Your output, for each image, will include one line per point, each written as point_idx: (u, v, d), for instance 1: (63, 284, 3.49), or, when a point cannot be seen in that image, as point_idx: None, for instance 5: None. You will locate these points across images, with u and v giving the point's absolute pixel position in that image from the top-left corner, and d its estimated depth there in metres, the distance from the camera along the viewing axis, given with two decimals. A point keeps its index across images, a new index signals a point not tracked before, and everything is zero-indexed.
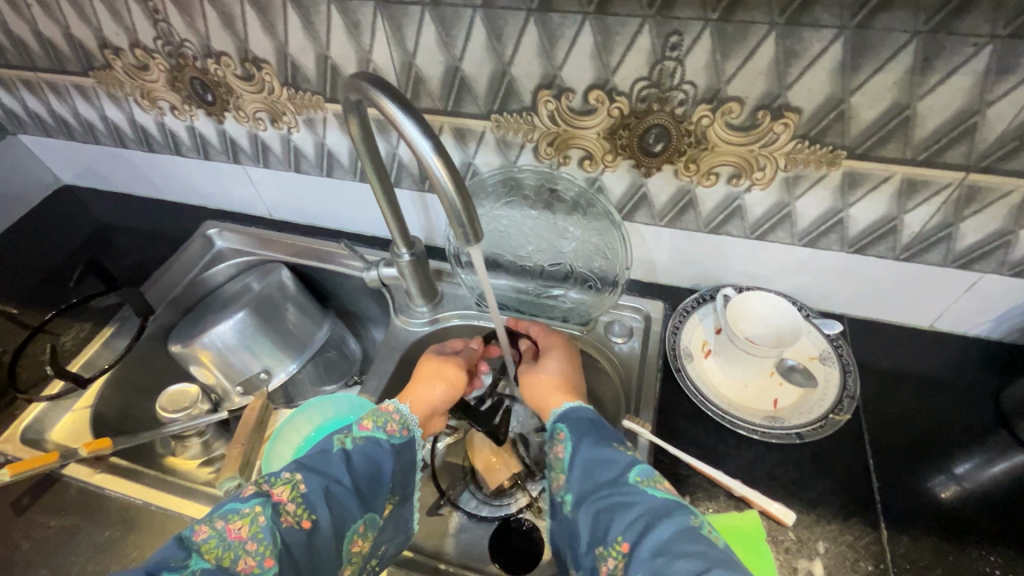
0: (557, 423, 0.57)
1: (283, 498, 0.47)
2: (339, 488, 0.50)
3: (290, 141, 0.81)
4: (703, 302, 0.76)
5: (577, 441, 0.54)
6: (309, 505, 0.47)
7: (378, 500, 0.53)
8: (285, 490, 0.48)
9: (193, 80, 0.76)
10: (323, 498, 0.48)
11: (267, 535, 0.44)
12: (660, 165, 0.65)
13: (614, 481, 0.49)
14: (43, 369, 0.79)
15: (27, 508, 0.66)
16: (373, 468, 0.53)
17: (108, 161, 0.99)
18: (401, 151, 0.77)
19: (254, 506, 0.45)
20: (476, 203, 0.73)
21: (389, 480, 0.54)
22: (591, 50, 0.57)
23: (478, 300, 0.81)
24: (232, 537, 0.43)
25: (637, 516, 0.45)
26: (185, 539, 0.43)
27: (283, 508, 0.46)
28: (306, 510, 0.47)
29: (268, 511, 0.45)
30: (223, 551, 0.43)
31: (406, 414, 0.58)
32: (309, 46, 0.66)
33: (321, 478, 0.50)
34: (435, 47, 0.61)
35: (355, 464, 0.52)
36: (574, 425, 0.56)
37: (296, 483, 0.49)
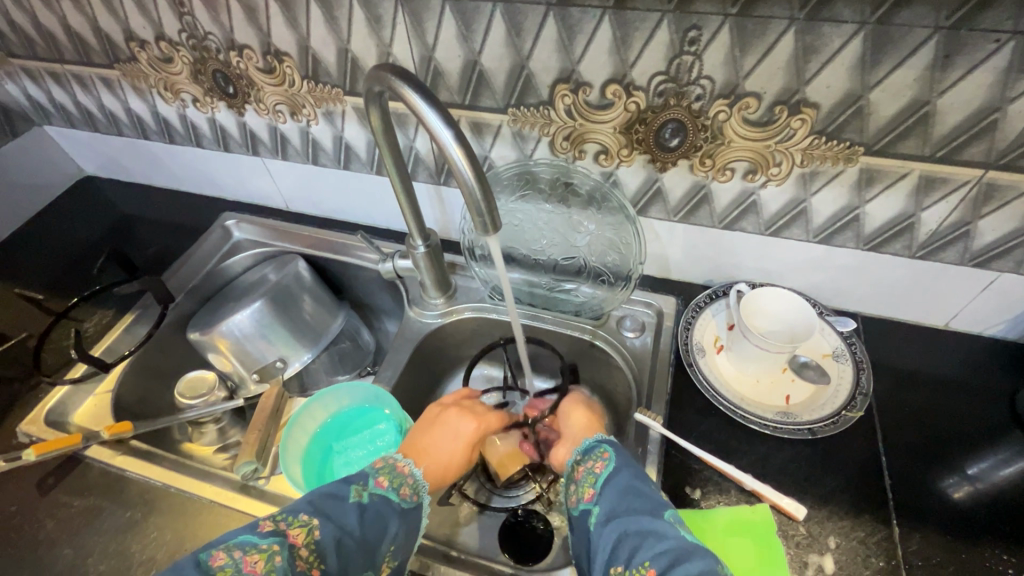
0: (601, 443, 0.57)
1: (299, 541, 0.46)
2: (350, 540, 0.48)
3: (308, 133, 0.82)
4: (716, 298, 0.76)
5: (620, 466, 0.54)
6: (321, 554, 0.46)
7: (378, 561, 0.50)
8: (301, 533, 0.46)
9: (215, 72, 0.78)
10: (335, 548, 0.47)
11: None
12: (676, 159, 0.66)
13: (650, 511, 0.48)
14: (66, 355, 0.81)
15: (52, 488, 0.68)
16: (381, 530, 0.50)
17: (131, 153, 1.01)
18: (419, 145, 0.77)
19: (272, 544, 0.45)
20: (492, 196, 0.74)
21: (396, 543, 0.51)
22: (610, 44, 0.57)
23: (492, 293, 0.83)
24: (246, 570, 0.43)
25: (667, 547, 0.44)
26: (202, 562, 0.43)
27: (297, 552, 0.45)
28: (317, 559, 0.46)
29: (285, 552, 0.44)
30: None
31: (421, 480, 0.56)
32: (330, 40, 0.67)
33: (336, 526, 0.48)
34: (454, 40, 0.62)
35: (367, 519, 0.50)
36: (619, 454, 0.55)
37: (313, 527, 0.47)
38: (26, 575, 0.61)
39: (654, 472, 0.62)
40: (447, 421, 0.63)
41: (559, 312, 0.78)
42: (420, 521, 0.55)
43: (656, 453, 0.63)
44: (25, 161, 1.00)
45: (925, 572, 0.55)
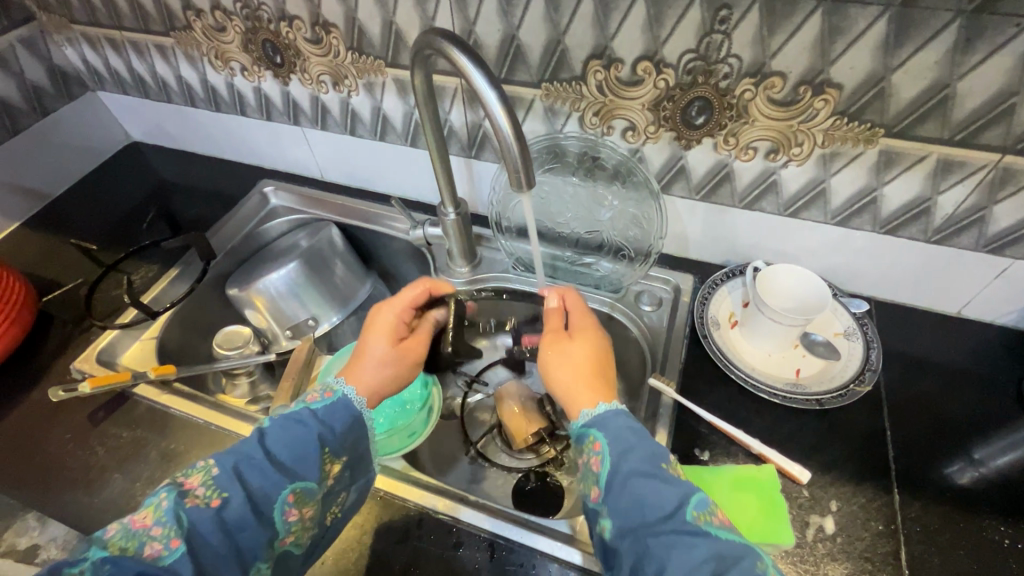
0: (588, 429, 0.54)
1: (193, 484, 0.48)
2: (250, 463, 0.50)
3: (348, 104, 0.86)
4: (732, 276, 0.79)
5: (617, 457, 0.50)
6: (220, 484, 0.48)
7: (307, 468, 0.52)
8: (196, 478, 0.49)
9: (265, 42, 0.82)
10: (234, 476, 0.49)
11: (169, 517, 0.45)
12: (701, 137, 0.68)
13: (665, 516, 0.46)
14: (116, 303, 0.86)
15: (102, 420, 0.73)
16: (291, 438, 0.52)
17: (176, 120, 1.06)
18: (453, 118, 0.81)
19: (159, 496, 0.47)
20: None
21: (328, 443, 0.54)
22: (643, 22, 0.60)
23: (516, 264, 0.86)
24: (136, 527, 0.45)
25: (698, 561, 0.43)
26: (95, 538, 0.45)
27: (190, 491, 0.47)
28: (216, 490, 0.48)
29: (172, 496, 0.47)
30: (124, 542, 0.44)
31: (331, 382, 0.59)
32: (377, 13, 0.71)
33: (233, 457, 0.50)
34: (494, 15, 0.66)
35: (269, 439, 0.52)
36: (614, 440, 0.52)
37: (209, 468, 0.49)
38: (80, 495, 0.67)
39: (665, 433, 0.66)
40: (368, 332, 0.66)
41: (579, 284, 0.82)
42: (354, 409, 0.57)
43: (667, 416, 0.67)
44: (78, 124, 1.07)
45: (923, 538, 0.58)
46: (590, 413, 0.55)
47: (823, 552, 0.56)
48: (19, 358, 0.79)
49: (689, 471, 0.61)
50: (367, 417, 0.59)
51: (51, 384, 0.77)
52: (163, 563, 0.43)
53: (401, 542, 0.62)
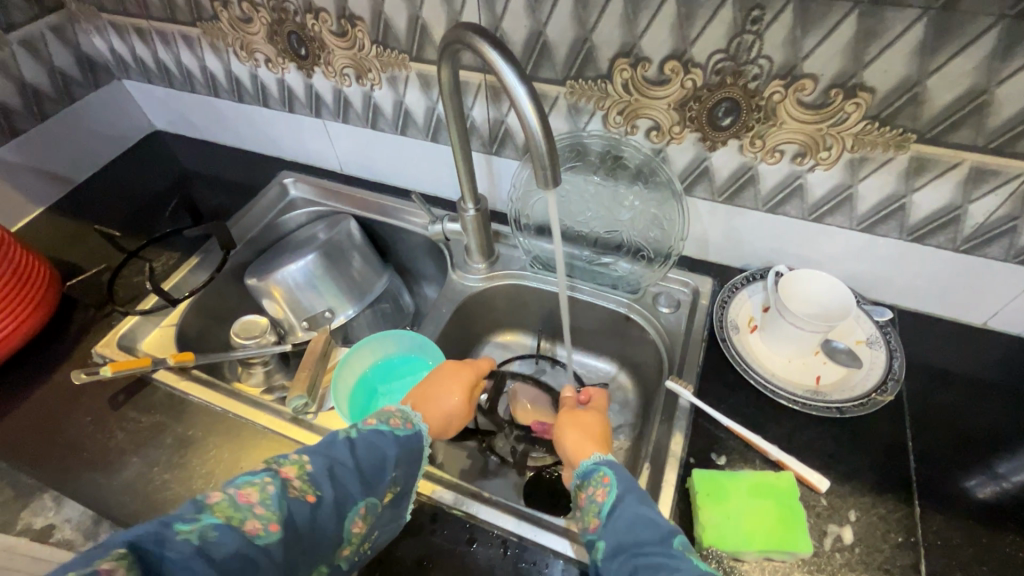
0: (600, 466, 0.54)
1: (291, 474, 0.48)
2: (343, 468, 0.51)
3: (371, 98, 0.86)
4: (753, 280, 0.78)
5: (623, 490, 0.51)
6: (316, 482, 0.48)
7: (380, 487, 0.53)
8: (293, 469, 0.49)
9: (290, 34, 0.82)
10: (328, 478, 0.49)
11: (275, 501, 0.45)
12: (726, 139, 0.68)
13: (659, 542, 0.47)
14: (137, 289, 0.87)
15: (122, 404, 0.74)
16: (378, 454, 0.53)
17: (199, 109, 1.07)
18: (475, 113, 0.81)
19: (265, 477, 0.47)
20: None
21: (400, 466, 0.54)
22: (673, 21, 0.60)
23: (533, 262, 0.86)
24: (242, 501, 0.44)
25: None
26: (201, 501, 0.44)
27: (291, 482, 0.47)
28: (311, 486, 0.48)
29: (278, 482, 0.47)
30: (232, 511, 0.43)
31: (410, 412, 0.59)
32: (404, 7, 0.71)
33: (327, 458, 0.51)
34: (522, 11, 0.65)
35: (359, 449, 0.52)
36: (623, 478, 0.53)
37: (304, 463, 0.50)
38: (99, 477, 0.68)
39: (681, 437, 0.66)
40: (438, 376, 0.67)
41: (597, 283, 0.81)
42: (422, 444, 0.58)
43: (684, 419, 0.67)
44: (103, 111, 1.08)
45: (943, 551, 0.57)
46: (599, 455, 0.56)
47: (840, 562, 0.56)
48: (41, 340, 0.81)
49: (705, 477, 0.60)
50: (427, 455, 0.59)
51: (72, 367, 0.78)
52: (262, 544, 0.43)
53: (414, 536, 0.62)
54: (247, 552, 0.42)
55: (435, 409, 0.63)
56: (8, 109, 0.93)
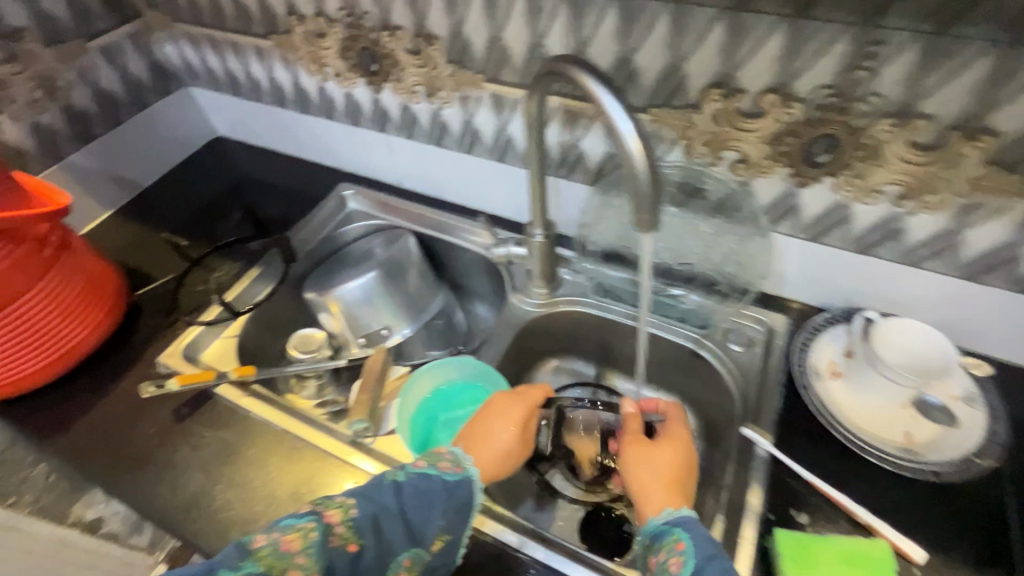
0: (670, 529, 0.52)
1: (335, 520, 0.51)
2: (386, 516, 0.52)
3: (439, 115, 0.85)
4: (835, 323, 0.73)
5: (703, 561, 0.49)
6: (357, 531, 0.51)
7: (425, 536, 0.53)
8: (337, 514, 0.51)
9: (364, 49, 0.81)
10: (370, 527, 0.51)
11: (315, 550, 0.48)
12: (820, 176, 0.64)
13: None
14: (199, 299, 0.88)
15: (186, 417, 0.74)
16: (423, 500, 0.54)
17: (263, 118, 1.08)
18: (546, 136, 0.78)
19: (308, 522, 0.50)
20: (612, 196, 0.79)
21: (448, 515, 0.54)
22: (778, 53, 0.56)
23: (596, 288, 0.83)
24: (285, 548, 0.47)
25: None
26: (244, 545, 0.48)
27: (333, 529, 0.50)
28: (353, 535, 0.51)
29: (320, 528, 0.49)
30: (273, 559, 0.47)
31: (461, 454, 0.58)
32: (485, 27, 0.69)
33: (371, 504, 0.53)
34: (611, 36, 0.62)
35: (405, 493, 0.54)
36: (699, 543, 0.50)
37: (348, 506, 0.52)
38: (163, 492, 0.68)
39: (759, 490, 0.62)
40: (490, 409, 0.65)
41: (663, 316, 0.77)
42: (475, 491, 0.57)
43: (762, 470, 0.64)
44: (170, 117, 1.10)
45: None
46: (671, 512, 0.54)
47: None
48: (112, 347, 0.82)
49: (790, 538, 0.57)
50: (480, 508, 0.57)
51: (138, 376, 0.79)
52: None
53: None
54: None
55: (486, 451, 0.61)
56: (86, 115, 0.95)
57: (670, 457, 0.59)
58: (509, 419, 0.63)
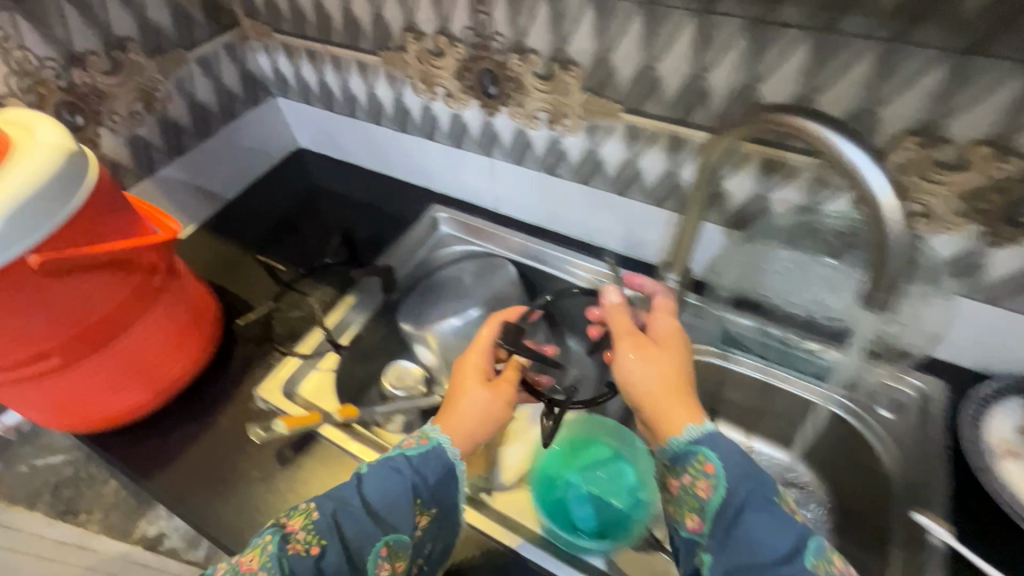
0: (694, 447, 0.48)
1: (295, 527, 0.47)
2: (349, 512, 0.48)
3: (558, 143, 0.79)
4: (1005, 395, 0.65)
5: (734, 487, 0.45)
6: (319, 532, 0.47)
7: (402, 521, 0.49)
8: (297, 520, 0.48)
9: (485, 72, 0.76)
10: (333, 526, 0.47)
11: (273, 562, 0.45)
12: (1021, 237, 0.57)
13: (784, 561, 0.42)
14: (294, 327, 0.83)
15: (291, 460, 0.69)
16: (389, 486, 0.50)
17: (352, 134, 1.03)
18: (684, 173, 0.71)
19: (265, 537, 0.47)
20: (758, 241, 0.71)
21: (420, 494, 0.51)
22: (1005, 104, 0.50)
23: (723, 338, 0.77)
24: (244, 569, 0.45)
25: None
26: None
27: (292, 536, 0.47)
28: (315, 537, 0.47)
29: (276, 540, 0.47)
30: None
31: (427, 427, 0.55)
32: (638, 56, 0.63)
33: (333, 503, 0.49)
34: (794, 73, 0.56)
35: (367, 485, 0.50)
36: (728, 463, 0.46)
37: (310, 511, 0.48)
38: None
39: None
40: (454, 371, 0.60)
41: (799, 373, 0.73)
42: (447, 462, 0.53)
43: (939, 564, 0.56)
44: (255, 129, 1.06)
45: None
46: (695, 430, 0.49)
47: None
48: (206, 375, 0.77)
49: None
50: (460, 474, 0.54)
51: (237, 410, 0.75)
52: None
53: None
54: None
55: (458, 413, 0.56)
56: (179, 126, 0.92)
57: (670, 363, 0.54)
58: (473, 372, 0.59)
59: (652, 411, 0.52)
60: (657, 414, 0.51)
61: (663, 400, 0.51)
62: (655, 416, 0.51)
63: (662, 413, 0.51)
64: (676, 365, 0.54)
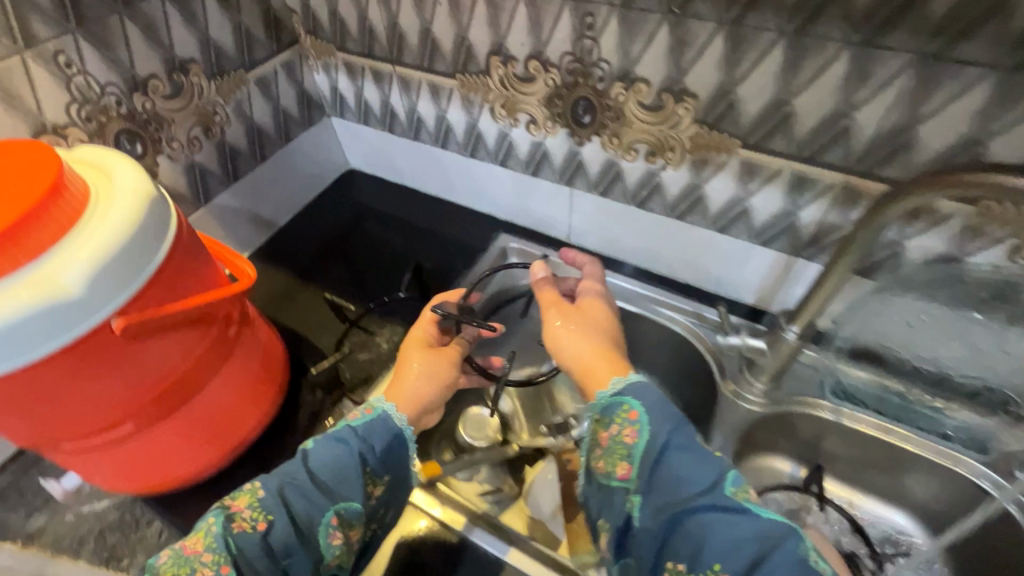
0: (620, 399, 0.50)
1: (240, 505, 0.47)
2: (296, 486, 0.48)
3: (655, 176, 0.73)
4: None
5: (657, 429, 0.47)
6: (267, 507, 0.46)
7: (353, 490, 0.49)
8: (244, 499, 0.47)
9: (580, 100, 0.70)
10: (280, 500, 0.47)
11: (220, 545, 0.44)
12: None
13: (705, 492, 0.44)
14: (364, 370, 0.77)
15: None
16: (338, 460, 0.49)
17: (412, 156, 0.97)
18: (804, 214, 0.65)
19: (209, 518, 0.46)
20: (889, 292, 0.65)
21: (369, 463, 0.51)
22: None
23: (834, 389, 0.71)
24: (188, 553, 0.44)
25: (746, 536, 0.41)
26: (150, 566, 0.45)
27: (238, 514, 0.46)
28: (262, 513, 0.46)
29: (220, 520, 0.45)
30: (178, 568, 0.44)
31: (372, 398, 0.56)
32: (771, 89, 0.57)
33: (279, 478, 0.48)
34: (964, 116, 0.50)
35: (315, 461, 0.49)
36: (651, 409, 0.49)
37: (256, 490, 0.47)
38: None
39: None
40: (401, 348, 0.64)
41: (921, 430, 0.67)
42: (394, 429, 0.53)
43: None
44: (309, 151, 1.00)
45: None
46: (620, 382, 0.52)
47: None
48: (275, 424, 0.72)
49: None
50: (409, 442, 0.54)
51: None
52: None
53: None
54: None
55: (404, 381, 0.59)
56: (236, 151, 0.86)
57: (592, 333, 0.58)
58: (419, 344, 0.63)
59: (581, 369, 0.56)
60: (586, 370, 0.55)
61: (591, 360, 0.55)
62: (586, 373, 0.55)
63: (594, 370, 0.55)
64: (602, 333, 0.59)
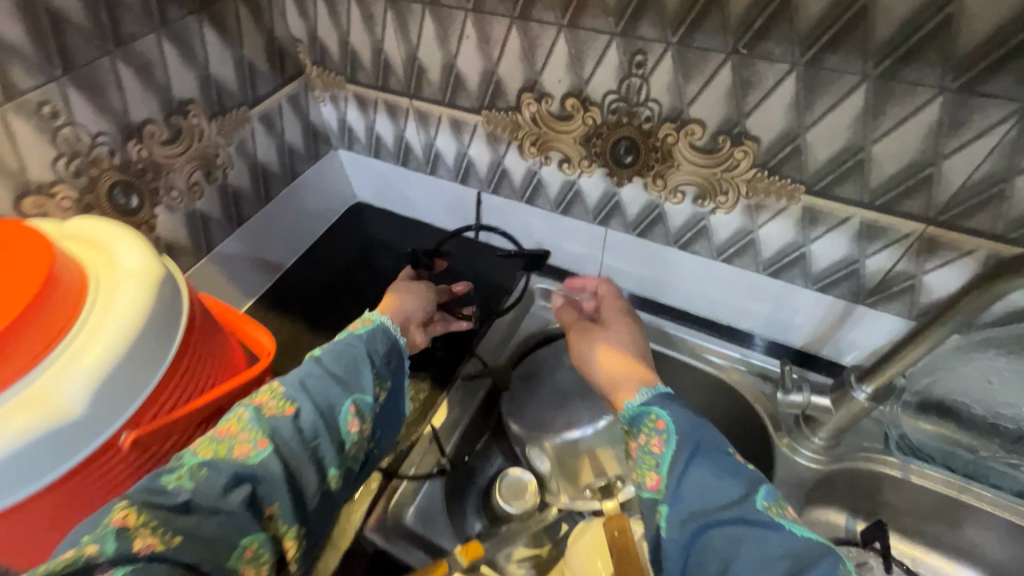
0: (647, 408, 0.49)
1: (264, 399, 0.44)
2: (314, 377, 0.46)
3: (703, 220, 0.67)
4: None
5: (682, 440, 0.45)
6: (294, 396, 0.44)
7: (367, 382, 0.48)
8: (265, 395, 0.45)
9: (621, 140, 0.65)
10: (304, 390, 0.45)
11: (254, 424, 0.42)
12: None
13: (732, 503, 0.40)
14: None
15: None
16: (351, 358, 0.48)
17: (425, 190, 0.90)
18: (872, 262, 0.60)
19: (237, 408, 0.44)
20: (974, 347, 0.61)
21: (375, 364, 0.49)
22: None
23: (900, 444, 0.67)
24: (220, 434, 0.42)
25: (778, 551, 0.37)
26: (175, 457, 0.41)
27: (265, 405, 0.44)
28: (289, 401, 0.44)
29: (250, 410, 0.43)
30: (215, 446, 0.41)
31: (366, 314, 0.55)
32: (846, 134, 0.52)
33: (297, 374, 0.47)
34: None
35: (328, 360, 0.48)
36: (678, 419, 0.47)
37: (276, 386, 0.45)
38: None
39: None
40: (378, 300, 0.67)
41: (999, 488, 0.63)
42: (392, 338, 0.53)
43: None
44: (312, 186, 0.91)
45: None
46: (647, 392, 0.51)
47: None
48: None
49: None
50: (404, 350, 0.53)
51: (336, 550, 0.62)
52: (255, 462, 0.40)
53: None
54: (240, 474, 0.39)
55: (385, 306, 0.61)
56: (239, 195, 0.79)
57: (610, 348, 0.59)
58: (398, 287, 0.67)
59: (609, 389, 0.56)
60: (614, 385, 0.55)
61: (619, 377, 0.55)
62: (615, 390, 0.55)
63: (623, 385, 0.54)
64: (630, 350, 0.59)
